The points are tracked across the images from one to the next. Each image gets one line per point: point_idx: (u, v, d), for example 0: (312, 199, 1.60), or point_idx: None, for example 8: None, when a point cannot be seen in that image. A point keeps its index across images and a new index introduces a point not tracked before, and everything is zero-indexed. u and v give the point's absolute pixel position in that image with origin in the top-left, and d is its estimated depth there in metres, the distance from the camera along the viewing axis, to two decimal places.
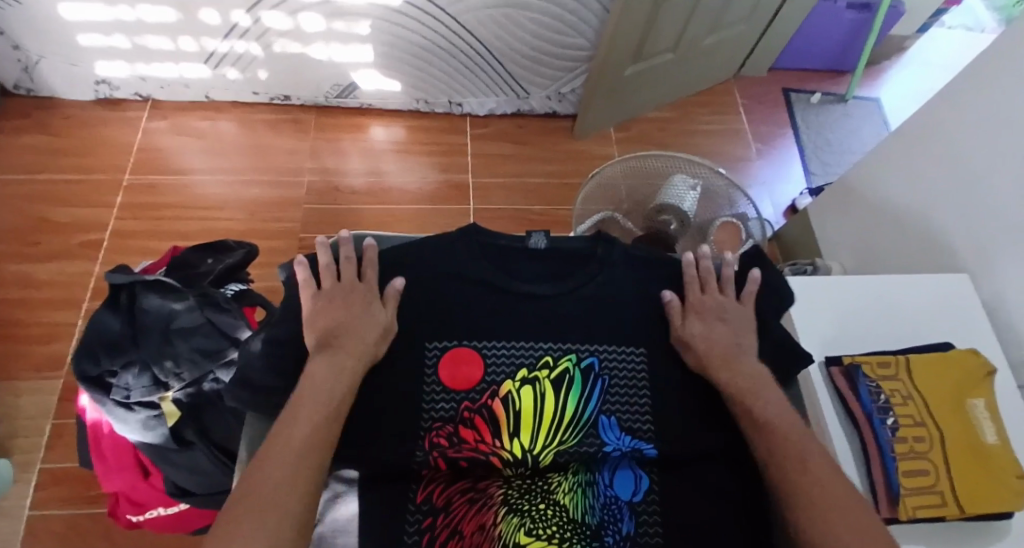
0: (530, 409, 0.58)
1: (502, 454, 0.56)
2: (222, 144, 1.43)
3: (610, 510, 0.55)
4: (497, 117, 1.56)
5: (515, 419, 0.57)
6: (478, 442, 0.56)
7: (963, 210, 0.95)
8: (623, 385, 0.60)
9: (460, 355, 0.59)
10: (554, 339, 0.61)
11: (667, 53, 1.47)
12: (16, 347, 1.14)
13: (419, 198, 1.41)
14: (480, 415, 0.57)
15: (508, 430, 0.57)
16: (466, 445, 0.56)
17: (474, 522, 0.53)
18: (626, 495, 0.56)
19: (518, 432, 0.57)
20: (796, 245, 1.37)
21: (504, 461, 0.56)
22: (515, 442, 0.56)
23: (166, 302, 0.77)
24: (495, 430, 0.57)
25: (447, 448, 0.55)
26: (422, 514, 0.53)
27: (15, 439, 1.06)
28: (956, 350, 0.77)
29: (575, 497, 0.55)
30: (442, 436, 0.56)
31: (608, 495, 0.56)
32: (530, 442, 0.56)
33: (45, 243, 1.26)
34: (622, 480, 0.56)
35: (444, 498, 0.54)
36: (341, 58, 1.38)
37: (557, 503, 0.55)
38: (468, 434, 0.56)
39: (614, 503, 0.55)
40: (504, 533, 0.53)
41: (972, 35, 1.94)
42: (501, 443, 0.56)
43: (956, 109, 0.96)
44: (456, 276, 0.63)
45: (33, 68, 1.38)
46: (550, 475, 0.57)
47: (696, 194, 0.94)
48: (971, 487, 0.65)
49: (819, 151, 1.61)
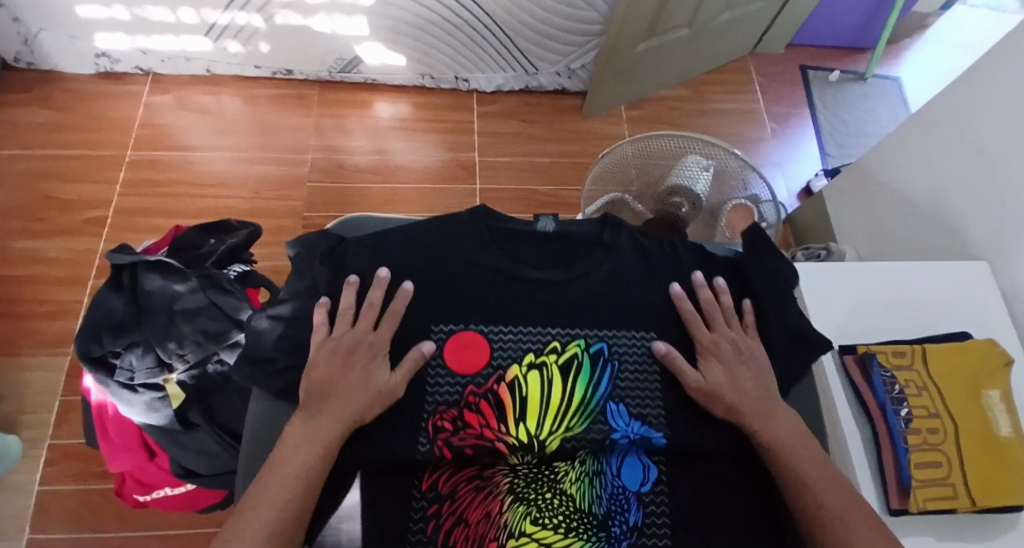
0: (536, 396, 0.56)
1: (508, 441, 0.54)
2: (225, 120, 1.41)
3: (617, 500, 0.54)
4: (505, 94, 1.52)
5: (521, 406, 0.56)
6: (483, 428, 0.54)
7: (983, 196, 0.92)
8: (632, 370, 0.59)
9: (464, 339, 0.58)
10: (561, 324, 0.60)
11: (681, 29, 1.43)
12: (22, 325, 1.14)
13: (425, 177, 1.38)
14: (486, 401, 0.56)
15: (513, 415, 0.55)
16: (469, 429, 0.54)
17: (482, 508, 0.52)
18: (633, 485, 0.55)
19: (524, 417, 0.55)
20: (810, 229, 1.35)
21: (510, 447, 0.54)
22: (520, 428, 0.55)
23: (169, 283, 0.76)
24: (501, 415, 0.55)
25: (451, 437, 0.54)
26: (428, 502, 0.53)
27: (23, 416, 1.06)
28: (974, 340, 0.75)
29: (582, 488, 0.54)
30: (446, 422, 0.55)
31: (616, 485, 0.54)
32: (536, 429, 0.55)
33: (49, 219, 1.25)
34: (631, 470, 0.55)
35: (450, 486, 0.53)
36: (345, 30, 1.35)
37: (564, 493, 0.53)
38: (473, 419, 0.55)
39: (622, 494, 0.54)
40: (510, 522, 0.52)
41: (997, 13, 1.87)
42: (507, 429, 0.55)
43: (978, 91, 0.92)
44: (466, 253, 0.61)
45: (32, 40, 1.35)
46: (556, 464, 0.55)
47: (709, 175, 0.92)
48: (982, 479, 0.65)
49: (835, 131, 1.57)
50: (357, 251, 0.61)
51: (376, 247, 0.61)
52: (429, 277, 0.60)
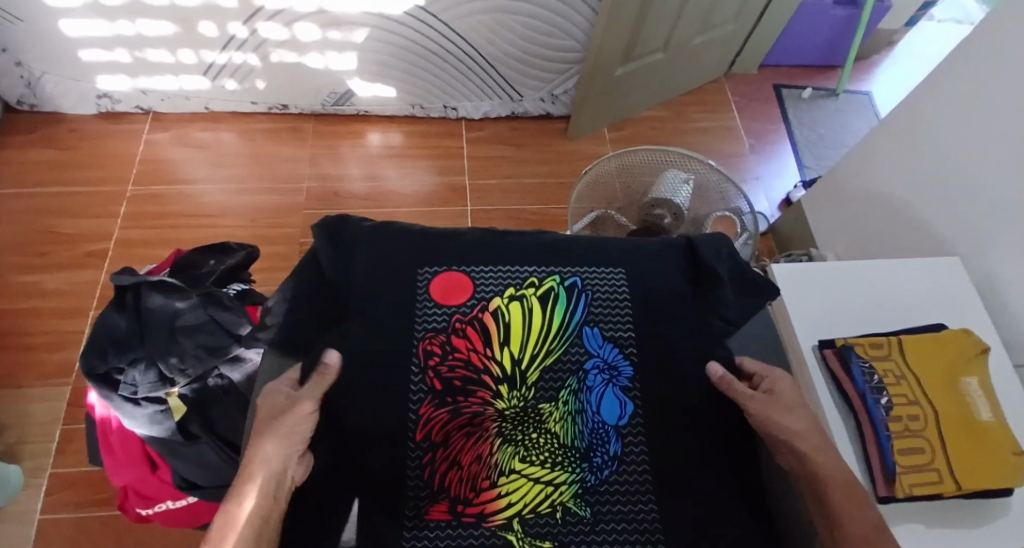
0: (518, 323, 0.61)
1: (493, 370, 0.58)
2: (223, 153, 1.46)
3: (598, 434, 0.56)
4: (493, 120, 1.58)
5: (505, 331, 0.60)
6: (470, 351, 0.59)
7: (956, 200, 0.96)
8: (606, 301, 0.63)
9: (451, 279, 0.63)
10: (537, 264, 0.65)
11: (658, 53, 1.49)
12: (24, 356, 1.16)
13: (418, 201, 1.43)
14: (472, 328, 0.60)
15: (498, 340, 0.60)
16: (458, 352, 0.59)
17: (472, 452, 0.54)
18: (612, 419, 0.57)
19: (507, 342, 0.60)
20: (791, 237, 1.39)
21: (495, 378, 0.58)
22: (504, 352, 0.59)
23: (170, 301, 0.78)
24: (486, 340, 0.60)
25: (441, 368, 0.57)
26: (422, 451, 0.54)
27: (23, 447, 1.07)
28: (950, 331, 0.77)
29: (566, 425, 0.56)
30: (436, 344, 0.59)
31: (596, 420, 0.56)
32: (519, 353, 0.59)
33: (50, 253, 1.28)
34: (610, 404, 0.57)
35: (443, 434, 0.55)
36: (338, 66, 1.41)
37: (549, 431, 0.56)
38: (461, 342, 0.59)
39: (601, 428, 0.56)
40: (500, 463, 0.54)
41: (963, 27, 1.96)
42: (492, 353, 0.59)
43: (944, 101, 0.97)
44: (455, 232, 0.67)
45: (35, 83, 1.40)
46: (540, 406, 0.57)
47: (689, 188, 0.96)
48: (965, 463, 0.66)
49: (811, 145, 1.63)
50: (352, 226, 0.67)
51: (347, 231, 0.66)
52: (409, 241, 0.65)
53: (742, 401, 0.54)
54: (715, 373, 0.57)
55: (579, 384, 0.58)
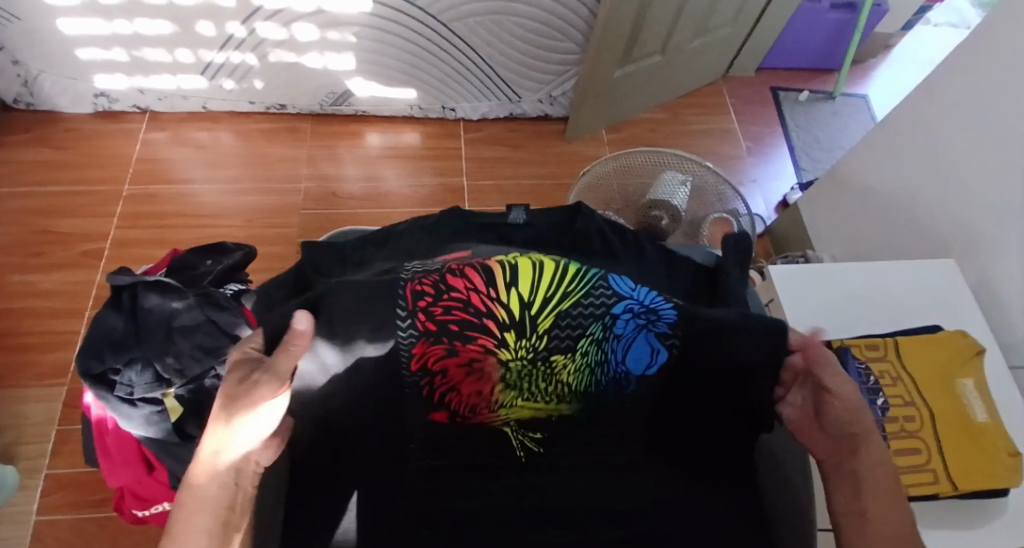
0: (526, 270, 0.45)
1: (498, 313, 0.47)
2: (221, 153, 1.45)
3: (616, 379, 0.54)
4: (491, 121, 1.58)
5: (511, 272, 0.45)
6: (470, 292, 0.46)
7: (951, 205, 0.97)
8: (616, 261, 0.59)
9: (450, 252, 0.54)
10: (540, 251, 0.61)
11: (656, 55, 1.50)
12: (20, 356, 1.15)
13: (416, 202, 1.43)
14: (468, 268, 0.45)
15: (503, 281, 0.45)
16: (455, 292, 0.46)
17: (472, 387, 0.54)
18: (638, 369, 0.53)
19: (516, 284, 0.45)
20: (788, 239, 1.39)
21: (498, 323, 0.48)
22: (511, 293, 0.46)
23: (166, 301, 0.78)
24: (489, 278, 0.45)
25: (434, 297, 0.47)
26: (419, 377, 0.53)
27: (18, 447, 1.06)
28: (946, 333, 0.78)
29: (580, 376, 0.54)
30: (427, 285, 0.46)
31: (618, 370, 0.53)
32: (529, 292, 0.46)
33: (47, 253, 1.28)
34: (637, 352, 0.52)
35: (439, 367, 0.52)
36: (335, 66, 1.41)
37: (561, 379, 0.54)
38: (457, 282, 0.46)
39: (623, 376, 0.54)
40: (501, 400, 0.56)
41: (959, 30, 1.97)
42: (495, 294, 0.46)
43: (940, 105, 0.97)
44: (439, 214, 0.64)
45: (31, 82, 1.40)
46: (552, 357, 0.52)
47: (687, 190, 0.96)
48: (961, 464, 0.67)
49: (808, 147, 1.64)
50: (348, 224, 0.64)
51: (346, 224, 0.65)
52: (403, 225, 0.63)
53: (828, 381, 0.48)
54: (795, 337, 0.49)
55: (602, 332, 0.50)
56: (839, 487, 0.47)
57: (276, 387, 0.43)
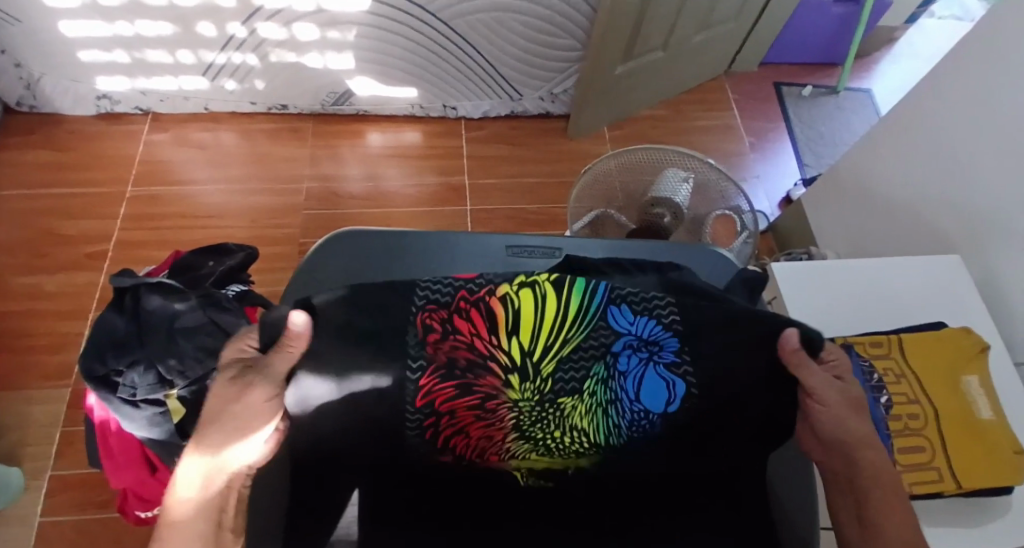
0: (529, 312, 0.39)
1: (501, 358, 0.41)
2: (223, 154, 1.46)
3: (638, 425, 0.45)
4: (492, 119, 1.58)
5: (514, 321, 0.39)
6: (475, 338, 0.40)
7: (955, 202, 0.96)
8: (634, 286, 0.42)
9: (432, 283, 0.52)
10: None
11: (657, 52, 1.49)
12: (24, 358, 1.16)
13: (417, 201, 1.43)
14: (479, 306, 0.39)
15: (507, 328, 0.39)
16: (460, 336, 0.40)
17: (482, 430, 0.46)
18: (657, 407, 0.44)
19: (518, 330, 0.40)
20: (791, 236, 1.38)
21: (504, 367, 0.41)
22: (514, 342, 0.40)
23: (168, 303, 0.78)
24: (492, 327, 0.39)
25: (437, 343, 0.40)
26: (422, 416, 0.44)
27: (24, 449, 1.07)
28: (950, 330, 0.77)
29: (595, 421, 0.45)
30: (435, 323, 0.40)
31: (635, 411, 0.44)
32: (530, 344, 0.40)
33: (51, 255, 1.28)
34: (651, 391, 0.43)
35: (446, 408, 0.44)
36: (336, 65, 1.41)
37: (576, 427, 0.45)
38: (463, 326, 0.40)
39: (643, 419, 0.44)
40: (513, 447, 0.48)
41: (964, 23, 1.95)
42: (498, 342, 0.40)
43: (943, 101, 0.97)
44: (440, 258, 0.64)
45: (34, 84, 1.40)
46: (561, 401, 0.44)
47: (689, 186, 0.95)
48: (965, 461, 0.66)
49: (811, 143, 1.63)
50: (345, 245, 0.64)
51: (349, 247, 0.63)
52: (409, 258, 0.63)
53: (804, 377, 0.42)
54: (788, 340, 0.40)
55: (607, 372, 0.42)
56: (845, 499, 0.49)
57: (270, 389, 0.42)
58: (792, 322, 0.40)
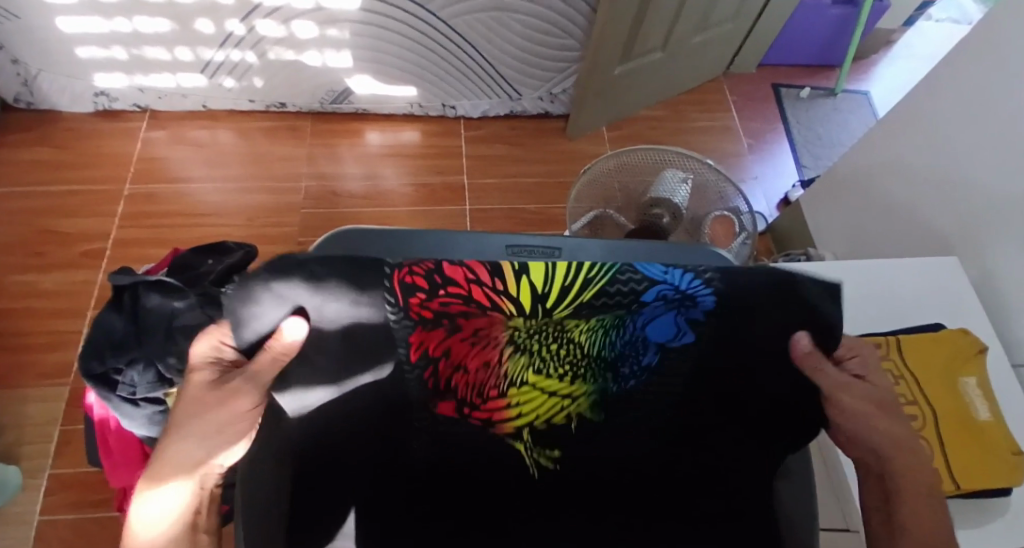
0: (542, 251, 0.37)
1: (507, 307, 0.39)
2: (221, 152, 1.45)
3: (634, 345, 0.42)
4: (491, 119, 1.58)
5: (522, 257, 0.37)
6: (472, 285, 0.37)
7: (953, 204, 0.96)
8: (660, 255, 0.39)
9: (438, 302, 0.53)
10: None
11: (656, 52, 1.49)
12: (21, 357, 1.15)
13: (416, 200, 1.42)
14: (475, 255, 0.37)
15: (514, 266, 0.37)
16: (454, 288, 0.37)
17: (480, 368, 0.44)
18: (660, 337, 0.40)
19: (529, 268, 0.37)
20: (790, 237, 1.39)
21: (510, 315, 0.39)
22: (524, 283, 0.37)
23: (167, 301, 0.78)
24: (496, 268, 0.37)
25: (427, 301, 0.37)
26: (419, 369, 0.43)
27: (21, 448, 1.07)
28: (948, 330, 0.77)
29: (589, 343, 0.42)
30: (420, 275, 0.36)
31: (636, 333, 0.41)
32: (545, 290, 0.38)
33: (48, 253, 1.28)
34: (660, 327, 0.40)
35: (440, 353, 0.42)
36: (335, 64, 1.41)
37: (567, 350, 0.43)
38: (457, 273, 0.36)
39: (639, 339, 0.41)
40: (510, 375, 0.44)
41: (961, 26, 1.96)
42: (505, 291, 0.37)
43: (941, 102, 0.97)
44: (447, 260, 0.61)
45: (31, 81, 1.39)
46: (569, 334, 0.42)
47: (688, 187, 0.96)
48: (964, 462, 0.67)
49: (809, 144, 1.63)
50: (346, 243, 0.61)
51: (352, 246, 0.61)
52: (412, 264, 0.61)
53: (823, 380, 0.40)
54: (798, 344, 0.39)
55: (624, 313, 0.40)
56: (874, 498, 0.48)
57: (247, 397, 0.42)
58: (804, 326, 0.38)
